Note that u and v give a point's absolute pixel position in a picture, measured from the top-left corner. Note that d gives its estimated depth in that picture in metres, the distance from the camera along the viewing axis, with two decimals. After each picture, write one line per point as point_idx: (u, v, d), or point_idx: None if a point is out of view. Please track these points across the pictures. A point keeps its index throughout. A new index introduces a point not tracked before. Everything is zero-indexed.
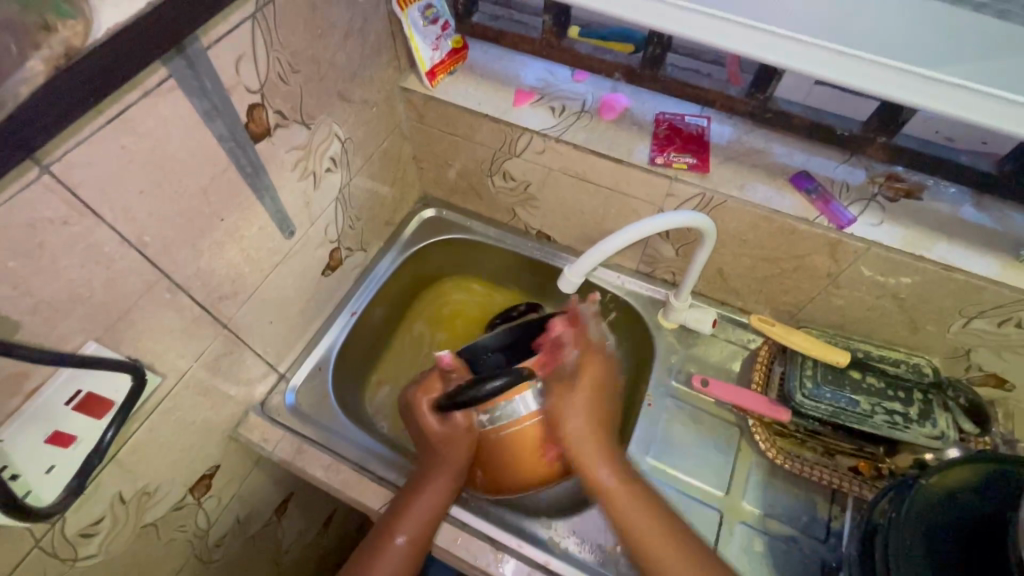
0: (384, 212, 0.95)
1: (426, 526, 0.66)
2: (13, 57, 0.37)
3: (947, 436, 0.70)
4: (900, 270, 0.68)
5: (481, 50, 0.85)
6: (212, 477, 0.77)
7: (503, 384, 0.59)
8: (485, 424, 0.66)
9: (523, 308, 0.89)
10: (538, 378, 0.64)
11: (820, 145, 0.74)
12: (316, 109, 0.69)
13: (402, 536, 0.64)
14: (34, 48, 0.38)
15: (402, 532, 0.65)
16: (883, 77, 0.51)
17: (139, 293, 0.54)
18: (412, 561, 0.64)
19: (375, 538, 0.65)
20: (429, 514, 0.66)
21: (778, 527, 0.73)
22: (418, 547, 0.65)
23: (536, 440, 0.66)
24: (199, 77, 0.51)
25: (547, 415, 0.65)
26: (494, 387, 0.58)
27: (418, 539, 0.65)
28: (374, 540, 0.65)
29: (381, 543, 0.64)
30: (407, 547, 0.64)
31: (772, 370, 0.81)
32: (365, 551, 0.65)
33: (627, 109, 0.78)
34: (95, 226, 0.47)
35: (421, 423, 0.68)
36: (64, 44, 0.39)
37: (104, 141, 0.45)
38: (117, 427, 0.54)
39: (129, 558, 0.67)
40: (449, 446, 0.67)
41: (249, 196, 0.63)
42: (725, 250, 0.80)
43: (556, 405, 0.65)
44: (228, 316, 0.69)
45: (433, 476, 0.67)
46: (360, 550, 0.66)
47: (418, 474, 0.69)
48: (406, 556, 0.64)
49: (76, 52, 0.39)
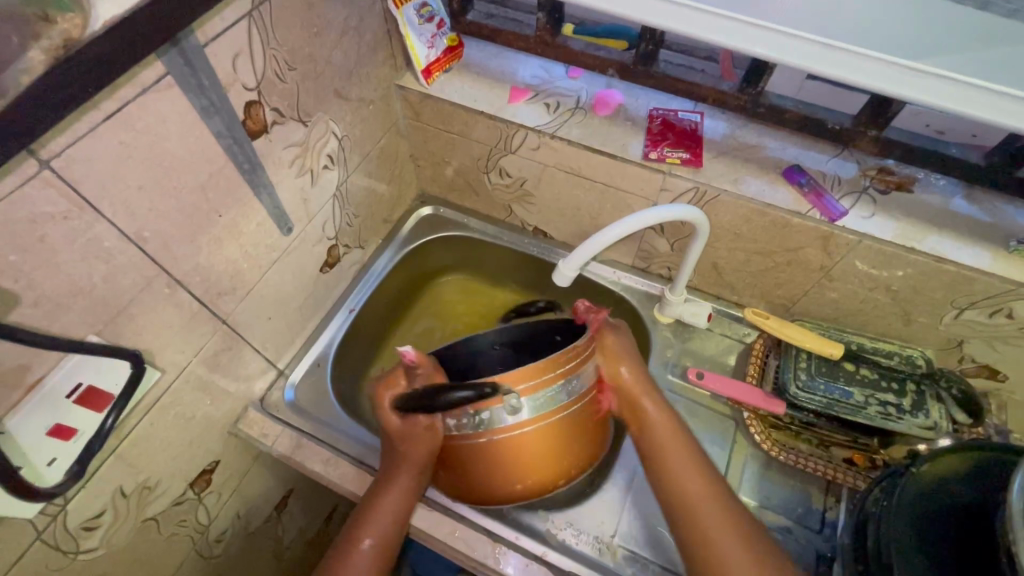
0: (382, 210, 0.96)
1: (393, 526, 0.62)
2: (14, 48, 0.38)
3: (940, 426, 0.71)
4: (892, 262, 0.69)
5: (477, 49, 0.86)
6: (212, 472, 0.78)
7: (470, 397, 0.52)
8: (451, 430, 0.59)
9: (539, 305, 0.77)
10: (514, 392, 0.54)
11: (812, 138, 0.74)
12: (313, 107, 0.70)
13: (368, 539, 0.61)
14: (34, 41, 0.39)
15: (368, 534, 0.61)
16: (871, 70, 0.51)
17: (138, 287, 0.55)
18: (381, 566, 0.61)
19: (340, 546, 0.61)
20: (395, 515, 0.63)
21: (774, 518, 0.73)
22: (387, 550, 0.62)
23: (524, 446, 0.58)
24: (197, 74, 0.52)
25: (537, 421, 0.57)
26: (462, 397, 0.53)
27: (385, 542, 0.62)
28: (339, 547, 0.61)
29: (346, 547, 0.61)
30: (373, 552, 0.61)
31: (767, 363, 0.82)
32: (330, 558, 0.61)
33: (621, 105, 0.79)
34: (94, 221, 0.48)
35: (385, 421, 0.62)
36: (63, 36, 0.40)
37: (103, 136, 0.46)
38: (116, 413, 0.55)
39: (129, 552, 0.68)
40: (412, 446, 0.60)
41: (247, 192, 0.64)
42: (719, 244, 0.80)
43: (546, 412, 0.57)
44: (226, 311, 0.69)
45: (397, 476, 0.63)
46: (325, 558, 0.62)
47: (381, 475, 0.64)
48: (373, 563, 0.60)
49: (75, 45, 0.40)
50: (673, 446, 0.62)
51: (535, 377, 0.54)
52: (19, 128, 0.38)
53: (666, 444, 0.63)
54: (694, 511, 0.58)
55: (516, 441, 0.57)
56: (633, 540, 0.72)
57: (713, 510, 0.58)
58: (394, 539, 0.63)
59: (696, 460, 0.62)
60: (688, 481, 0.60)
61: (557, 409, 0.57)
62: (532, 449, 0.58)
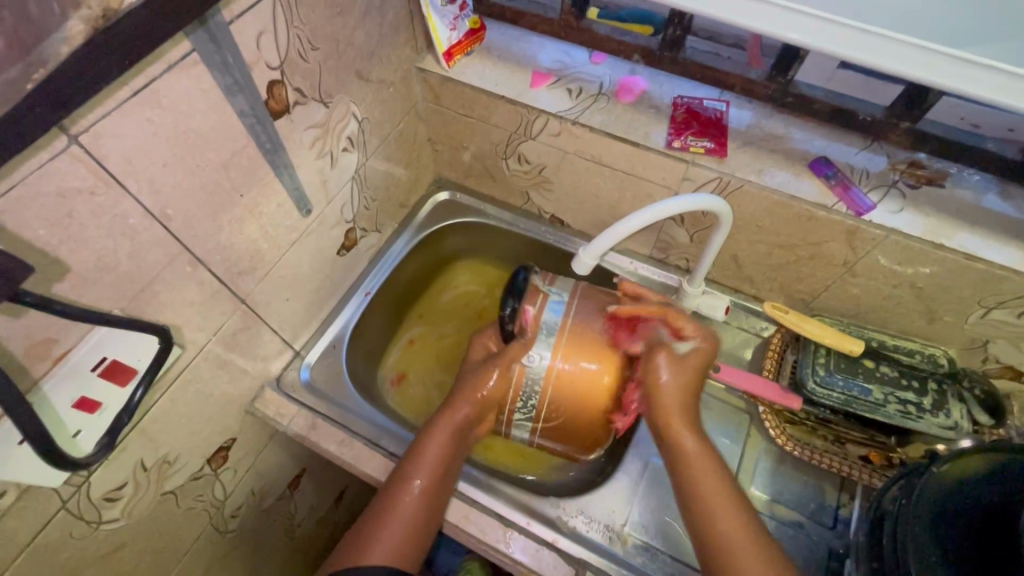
0: (398, 194, 0.95)
1: (442, 476, 0.66)
2: (55, 15, 0.38)
3: (961, 426, 0.69)
4: (919, 259, 0.68)
5: (499, 32, 0.85)
6: (229, 449, 0.79)
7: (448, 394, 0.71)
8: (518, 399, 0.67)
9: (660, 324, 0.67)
10: (526, 348, 0.67)
11: (841, 131, 0.73)
12: (333, 88, 0.69)
13: (418, 480, 0.65)
14: (74, 8, 0.39)
15: (418, 476, 0.65)
16: (909, 56, 0.50)
17: (161, 265, 0.56)
18: (429, 504, 0.65)
19: (389, 489, 0.65)
20: (439, 460, 0.66)
21: (786, 513, 0.73)
22: (434, 490, 0.65)
23: (574, 383, 0.66)
24: (222, 52, 0.51)
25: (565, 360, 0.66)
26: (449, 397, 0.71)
27: (429, 485, 0.65)
28: (387, 495, 0.64)
29: (397, 489, 0.64)
30: (423, 493, 0.65)
31: (785, 357, 0.81)
32: (375, 506, 0.64)
33: (645, 92, 0.78)
34: (121, 197, 0.48)
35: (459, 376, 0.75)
36: (102, 5, 0.40)
37: (130, 113, 0.46)
38: (145, 386, 0.55)
39: (150, 523, 0.70)
40: (477, 389, 0.68)
41: (268, 173, 0.64)
42: (740, 236, 0.79)
43: (557, 343, 0.67)
44: (246, 291, 0.70)
45: (450, 422, 0.68)
46: (369, 507, 0.65)
47: (430, 421, 0.70)
48: (421, 502, 0.64)
49: (113, 13, 0.40)
50: (709, 480, 0.60)
51: (557, 339, 0.67)
52: (50, 96, 0.38)
53: (700, 473, 0.60)
54: (722, 546, 0.56)
55: (564, 382, 0.66)
56: (644, 529, 0.72)
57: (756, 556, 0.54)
58: (441, 490, 0.66)
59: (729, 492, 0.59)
60: (725, 516, 0.57)
61: (565, 337, 0.67)
62: (591, 374, 0.66)
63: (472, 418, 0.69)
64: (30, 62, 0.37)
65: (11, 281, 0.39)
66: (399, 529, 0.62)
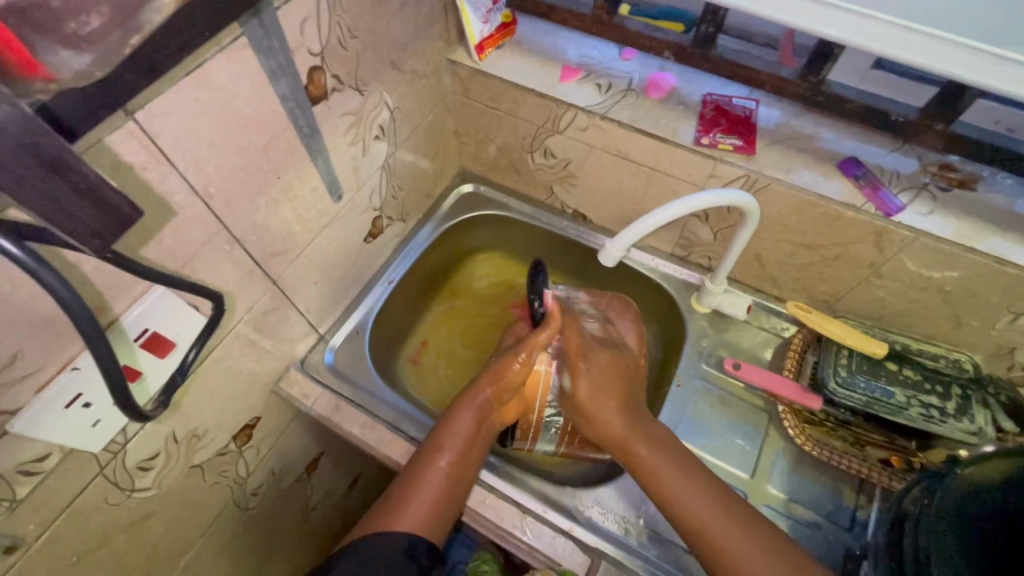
0: (425, 184, 0.97)
1: (465, 455, 0.67)
2: None
3: (985, 432, 0.68)
4: (947, 263, 0.68)
5: (530, 26, 0.86)
6: (253, 427, 0.81)
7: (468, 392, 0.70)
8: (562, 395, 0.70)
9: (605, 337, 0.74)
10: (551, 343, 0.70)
11: (870, 131, 0.73)
12: (369, 77, 0.71)
13: (444, 458, 0.66)
14: None
15: (444, 455, 0.66)
16: (957, 57, 0.50)
17: (201, 242, 0.57)
18: (454, 482, 0.66)
19: (414, 468, 0.66)
20: (465, 439, 0.67)
21: (802, 512, 0.73)
22: (460, 467, 0.67)
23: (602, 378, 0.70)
24: (269, 36, 0.53)
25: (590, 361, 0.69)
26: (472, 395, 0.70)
27: (455, 464, 0.66)
28: (414, 468, 0.66)
29: (424, 464, 0.66)
30: (448, 472, 0.66)
31: (805, 358, 0.81)
32: (399, 483, 0.65)
33: (674, 89, 0.78)
34: (168, 173, 0.50)
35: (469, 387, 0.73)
36: None
37: (182, 91, 0.48)
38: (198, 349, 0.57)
39: (177, 495, 0.72)
40: (504, 371, 0.69)
41: (305, 157, 0.66)
42: (765, 235, 0.79)
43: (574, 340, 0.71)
44: (278, 273, 0.72)
45: (470, 403, 0.69)
46: (394, 484, 0.66)
47: (451, 403, 0.71)
48: (448, 481, 0.65)
49: None
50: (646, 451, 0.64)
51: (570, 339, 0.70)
52: (139, 65, 0.42)
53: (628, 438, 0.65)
54: (700, 522, 0.59)
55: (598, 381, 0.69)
56: (660, 522, 0.72)
57: (674, 473, 0.62)
58: (465, 470, 0.67)
59: (694, 477, 0.62)
60: (683, 487, 0.61)
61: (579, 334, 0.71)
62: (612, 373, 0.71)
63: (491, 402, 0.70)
64: (128, 29, 0.35)
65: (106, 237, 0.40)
66: (426, 503, 0.63)
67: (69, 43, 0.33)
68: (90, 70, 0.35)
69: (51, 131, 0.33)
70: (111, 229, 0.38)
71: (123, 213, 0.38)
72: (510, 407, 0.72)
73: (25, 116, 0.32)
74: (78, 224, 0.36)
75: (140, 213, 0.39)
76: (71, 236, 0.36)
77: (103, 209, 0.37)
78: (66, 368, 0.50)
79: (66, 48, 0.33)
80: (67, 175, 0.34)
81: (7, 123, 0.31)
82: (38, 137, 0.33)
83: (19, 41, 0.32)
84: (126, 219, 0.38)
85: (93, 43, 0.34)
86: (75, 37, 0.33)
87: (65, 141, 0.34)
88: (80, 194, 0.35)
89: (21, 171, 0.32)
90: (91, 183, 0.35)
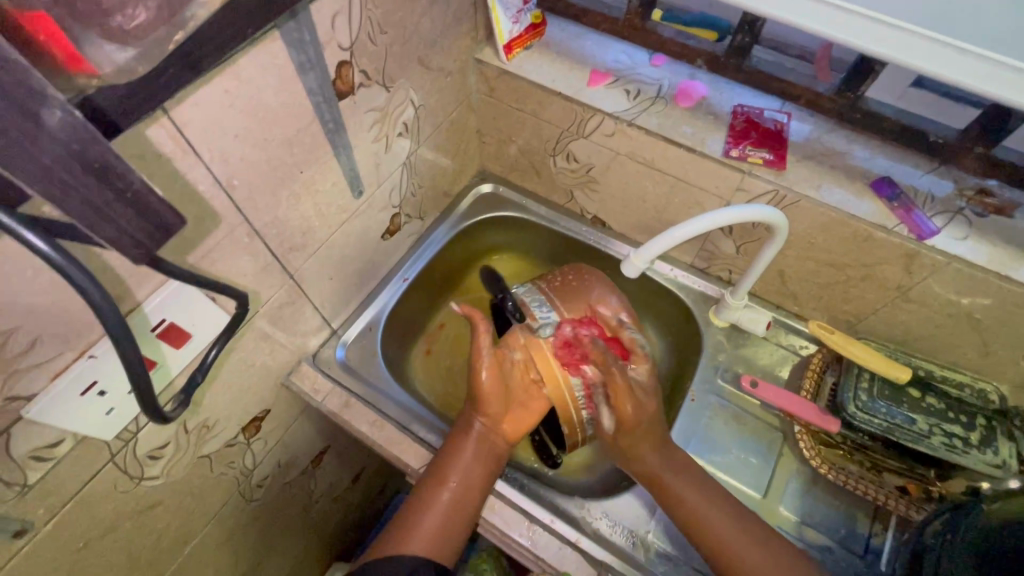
0: (444, 183, 0.96)
1: (473, 476, 0.67)
2: None
3: (1009, 466, 0.66)
4: (980, 289, 0.66)
5: (559, 28, 0.85)
6: (263, 420, 0.81)
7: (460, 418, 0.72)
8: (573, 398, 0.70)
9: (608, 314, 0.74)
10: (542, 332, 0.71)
11: (906, 151, 0.71)
12: (397, 73, 0.70)
13: (452, 481, 0.66)
14: None
15: (453, 477, 0.67)
16: (1017, 83, 0.48)
17: (222, 234, 0.57)
18: (463, 506, 0.66)
19: (423, 490, 0.67)
20: (472, 460, 0.68)
21: (814, 536, 0.72)
22: (468, 490, 0.67)
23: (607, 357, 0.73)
24: (301, 29, 0.53)
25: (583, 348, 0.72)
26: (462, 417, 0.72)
27: (463, 486, 0.66)
28: (423, 492, 0.67)
29: (432, 487, 0.66)
30: (457, 495, 0.66)
31: (823, 378, 0.79)
32: (410, 505, 0.66)
33: (704, 98, 0.77)
34: (194, 164, 0.50)
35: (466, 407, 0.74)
36: None
37: (211, 83, 0.47)
38: (220, 347, 0.57)
39: (185, 484, 0.72)
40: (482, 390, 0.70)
41: (329, 152, 0.65)
42: (789, 252, 0.78)
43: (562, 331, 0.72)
44: (295, 267, 0.71)
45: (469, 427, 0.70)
46: (404, 508, 0.67)
47: (457, 427, 0.72)
48: (455, 504, 0.65)
49: None
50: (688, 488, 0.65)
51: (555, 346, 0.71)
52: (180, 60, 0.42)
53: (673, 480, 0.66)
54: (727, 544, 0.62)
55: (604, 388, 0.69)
56: (666, 538, 0.71)
57: (701, 497, 0.65)
58: (473, 492, 0.67)
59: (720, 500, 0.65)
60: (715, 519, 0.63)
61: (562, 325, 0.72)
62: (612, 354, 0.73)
63: (488, 424, 0.70)
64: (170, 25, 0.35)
65: (170, 233, 0.38)
66: (435, 526, 0.64)
67: (117, 39, 0.33)
68: (131, 66, 0.35)
69: (99, 137, 0.32)
70: (151, 235, 0.37)
71: (165, 217, 0.37)
72: (511, 422, 0.72)
73: (78, 123, 0.31)
74: (120, 233, 0.35)
75: (184, 223, 0.38)
76: (111, 244, 0.35)
77: (140, 216, 0.35)
78: (83, 355, 0.50)
79: (109, 42, 0.33)
80: (114, 182, 0.33)
81: (58, 129, 0.30)
82: (86, 142, 0.31)
83: (63, 34, 0.31)
84: (169, 227, 0.37)
85: (137, 38, 0.34)
86: (120, 32, 0.33)
87: (112, 145, 0.33)
88: (126, 202, 0.34)
89: (70, 177, 0.31)
90: (136, 191, 0.34)
